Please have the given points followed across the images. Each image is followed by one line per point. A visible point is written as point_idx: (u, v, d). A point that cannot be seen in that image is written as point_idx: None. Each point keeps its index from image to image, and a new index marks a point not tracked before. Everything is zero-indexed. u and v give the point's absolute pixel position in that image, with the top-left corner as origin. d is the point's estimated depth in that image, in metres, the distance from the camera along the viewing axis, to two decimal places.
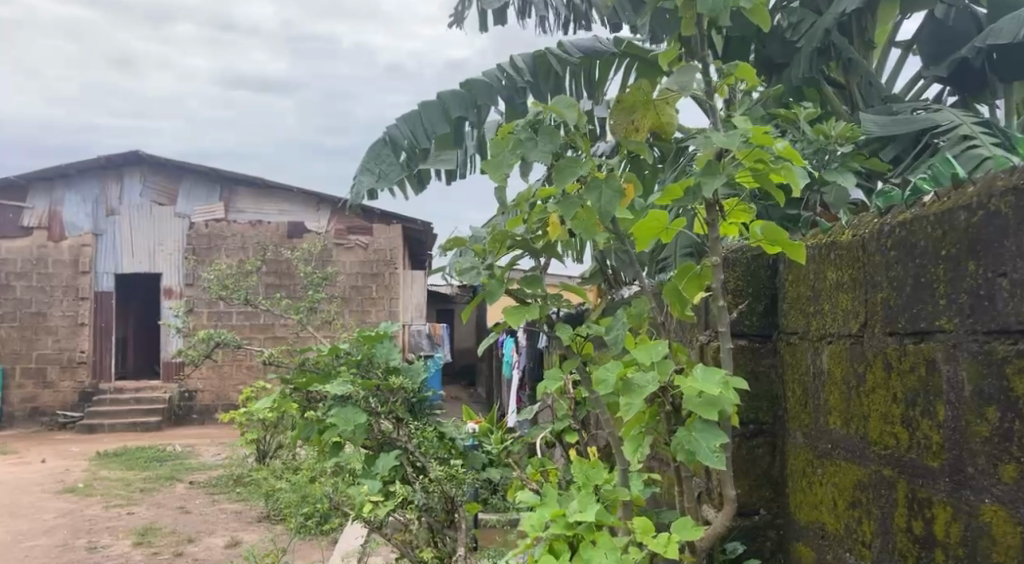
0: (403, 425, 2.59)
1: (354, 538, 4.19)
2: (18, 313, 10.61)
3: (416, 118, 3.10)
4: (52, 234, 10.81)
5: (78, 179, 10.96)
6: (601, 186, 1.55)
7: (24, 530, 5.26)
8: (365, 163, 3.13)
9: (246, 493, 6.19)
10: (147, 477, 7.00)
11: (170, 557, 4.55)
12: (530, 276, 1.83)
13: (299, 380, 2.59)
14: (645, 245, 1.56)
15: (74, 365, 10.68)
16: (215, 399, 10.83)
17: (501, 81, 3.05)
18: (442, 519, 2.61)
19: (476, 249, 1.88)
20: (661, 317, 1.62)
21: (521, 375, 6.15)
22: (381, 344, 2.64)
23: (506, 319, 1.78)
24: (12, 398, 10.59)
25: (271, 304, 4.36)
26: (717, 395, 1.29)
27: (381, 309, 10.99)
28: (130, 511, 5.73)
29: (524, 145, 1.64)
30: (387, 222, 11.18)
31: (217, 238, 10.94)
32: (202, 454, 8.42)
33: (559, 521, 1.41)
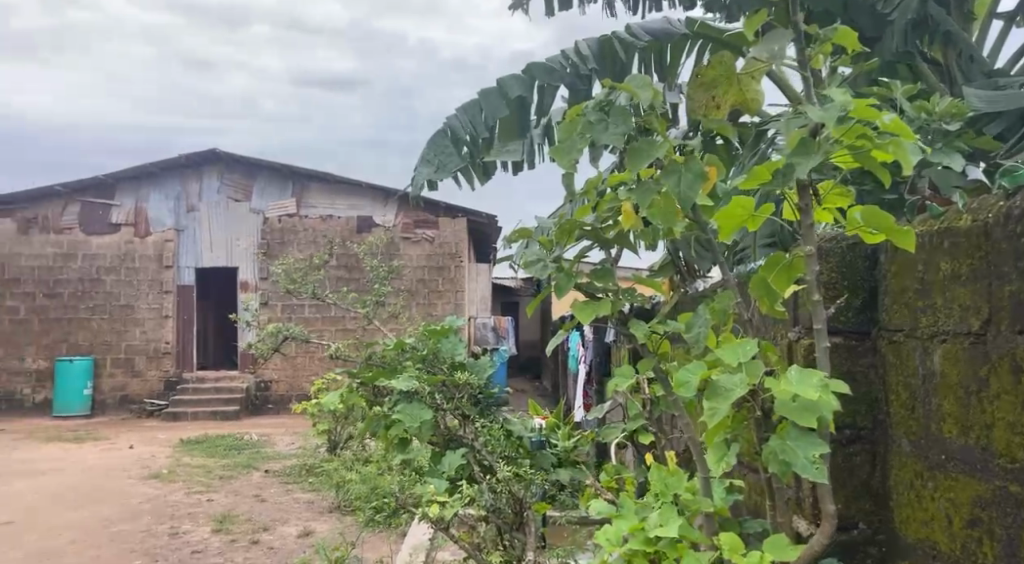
0: (469, 422, 2.53)
1: (422, 533, 4.14)
2: (107, 306, 11.04)
3: (477, 108, 2.97)
4: (138, 230, 11.21)
5: (161, 178, 11.34)
6: (681, 169, 1.43)
7: (111, 515, 5.43)
8: (424, 155, 3.01)
9: (319, 483, 6.25)
10: (226, 465, 7.17)
11: (246, 545, 4.62)
12: (601, 270, 1.72)
13: (365, 374, 2.54)
14: (728, 235, 1.40)
15: (159, 356, 11.08)
16: (289, 390, 11.07)
17: (565, 68, 2.91)
18: (510, 520, 2.49)
19: (542, 240, 1.78)
20: (746, 313, 1.49)
21: (587, 369, 6.04)
22: (446, 339, 2.58)
23: (576, 315, 1.67)
24: (103, 386, 11.05)
25: (337, 298, 4.33)
26: (816, 400, 1.15)
27: (447, 302, 11.02)
28: (210, 498, 5.86)
29: (595, 126, 1.53)
30: (452, 216, 11.19)
31: (289, 233, 11.17)
32: (276, 443, 8.59)
33: (638, 536, 1.32)
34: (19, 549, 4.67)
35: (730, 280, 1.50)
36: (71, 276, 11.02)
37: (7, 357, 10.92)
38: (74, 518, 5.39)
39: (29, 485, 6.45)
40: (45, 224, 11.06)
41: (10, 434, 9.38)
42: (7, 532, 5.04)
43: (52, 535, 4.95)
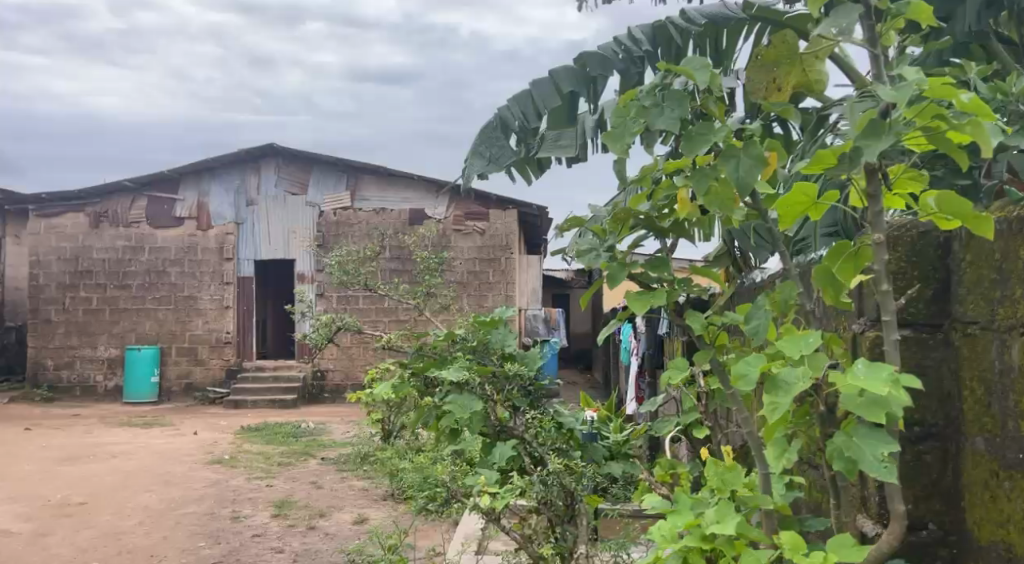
0: (521, 414, 2.52)
1: (474, 523, 4.15)
2: (172, 297, 11.39)
3: (528, 98, 2.98)
4: (200, 224, 11.51)
5: (222, 172, 11.62)
6: (740, 154, 1.38)
7: (177, 498, 5.60)
8: (476, 147, 3.02)
9: (373, 471, 6.33)
10: (285, 452, 7.33)
11: (303, 530, 4.71)
12: (656, 259, 1.67)
13: (417, 364, 2.55)
14: (790, 224, 1.34)
15: (221, 345, 11.37)
16: (345, 379, 11.27)
17: (618, 54, 2.86)
18: (562, 513, 2.45)
19: (596, 229, 1.75)
20: (809, 304, 1.44)
21: (640, 362, 5.96)
22: (497, 330, 2.56)
23: (630, 305, 1.64)
24: (169, 374, 11.41)
25: (389, 289, 4.36)
26: (885, 395, 1.09)
27: (498, 294, 11.03)
28: (269, 484, 6.00)
29: (650, 111, 1.49)
30: (503, 208, 11.17)
31: (344, 226, 11.34)
32: (332, 431, 8.75)
33: (694, 532, 1.27)
34: (92, 528, 4.86)
35: (792, 269, 1.44)
36: (139, 267, 11.40)
37: (80, 345, 11.40)
38: (142, 499, 5.58)
39: (101, 467, 6.72)
40: (114, 218, 11.48)
41: (83, 418, 9.79)
42: (81, 512, 5.26)
43: (122, 516, 5.14)
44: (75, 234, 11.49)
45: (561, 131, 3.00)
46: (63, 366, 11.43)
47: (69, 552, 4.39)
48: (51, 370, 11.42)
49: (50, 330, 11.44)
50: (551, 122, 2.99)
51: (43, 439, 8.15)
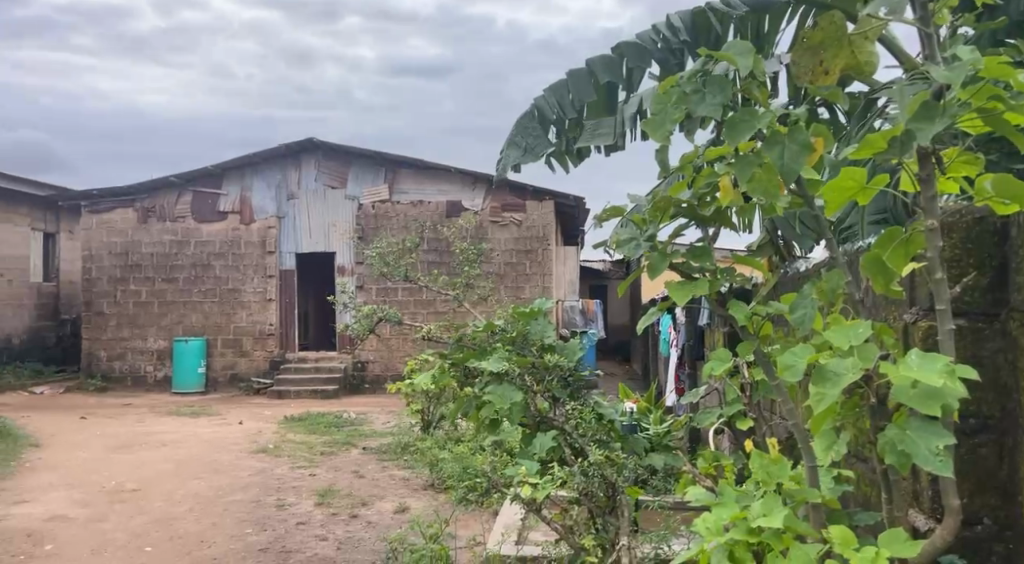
0: (561, 405, 2.51)
1: (514, 514, 4.16)
2: (217, 290, 11.63)
3: (564, 89, 2.96)
4: (243, 218, 11.72)
5: (263, 167, 11.78)
6: (785, 140, 1.35)
7: (224, 486, 5.72)
8: (512, 137, 3.03)
9: (414, 461, 6.40)
10: (327, 442, 7.44)
11: (346, 519, 4.78)
12: (697, 248, 1.65)
13: (457, 354, 2.55)
14: (837, 210, 1.31)
15: (264, 337, 11.58)
16: (385, 369, 11.39)
17: (656, 44, 2.86)
18: (603, 504, 2.47)
19: (635, 219, 1.73)
20: (859, 293, 1.40)
21: (679, 353, 5.92)
22: (536, 321, 2.53)
23: (671, 296, 1.61)
24: (215, 365, 11.65)
25: (428, 281, 4.37)
26: (939, 387, 1.05)
27: (535, 285, 11.01)
28: (313, 473, 6.10)
29: (691, 98, 1.46)
30: (540, 199, 11.14)
31: (383, 218, 11.45)
32: (373, 421, 8.86)
33: (740, 525, 1.26)
34: (145, 514, 4.99)
35: (839, 257, 1.40)
36: (185, 261, 11.66)
37: (131, 336, 11.72)
38: (191, 487, 5.72)
39: (152, 455, 6.90)
40: (161, 213, 11.75)
41: (134, 408, 10.07)
42: (135, 498, 5.40)
43: (173, 503, 5.27)
44: (125, 229, 11.79)
45: (600, 120, 3.01)
46: (115, 357, 11.76)
47: (124, 537, 4.52)
48: (103, 361, 11.76)
49: (102, 322, 11.77)
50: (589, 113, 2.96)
51: (97, 427, 8.41)
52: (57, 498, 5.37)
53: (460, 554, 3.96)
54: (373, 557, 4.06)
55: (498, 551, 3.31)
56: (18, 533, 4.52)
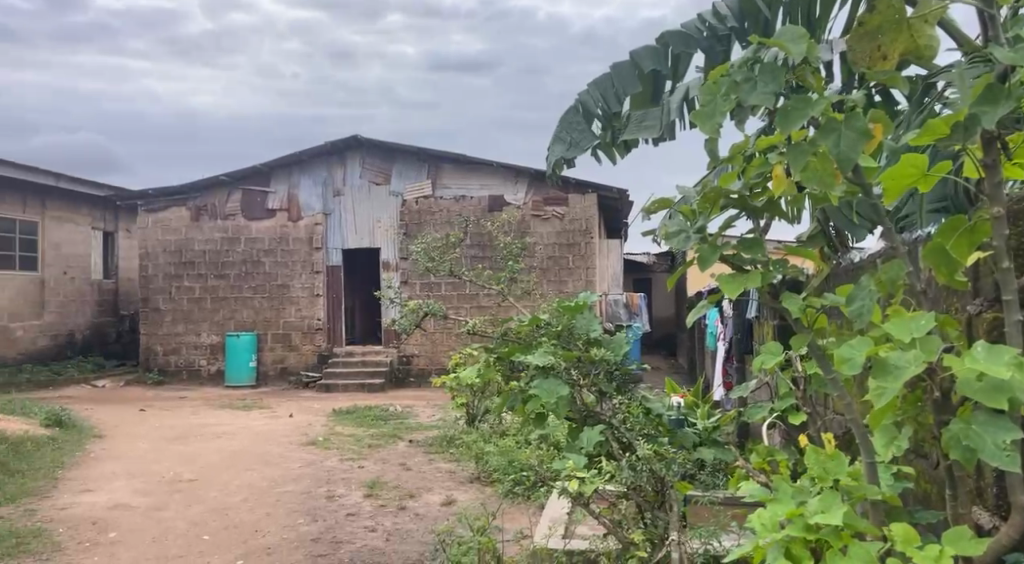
0: (607, 399, 2.49)
1: (560, 507, 4.17)
2: (267, 286, 11.87)
3: (609, 82, 2.99)
4: (291, 215, 11.93)
5: (310, 164, 11.96)
6: (841, 127, 1.31)
7: (276, 477, 5.85)
8: (558, 133, 3.08)
9: (459, 454, 6.44)
10: (374, 434, 7.54)
11: (394, 510, 4.85)
12: (749, 240, 1.61)
13: (502, 349, 2.54)
14: (895, 199, 1.27)
15: (312, 331, 11.79)
16: (430, 363, 11.51)
17: (702, 32, 2.84)
18: (651, 499, 2.46)
19: (684, 211, 1.72)
20: (920, 284, 1.35)
21: (727, 346, 5.83)
22: (582, 315, 2.51)
23: (722, 289, 1.59)
24: (266, 358, 11.90)
25: (473, 275, 4.37)
26: (1006, 380, 1.01)
27: (578, 279, 10.99)
28: (361, 465, 6.20)
29: (742, 86, 1.44)
30: (582, 192, 11.07)
31: (426, 214, 11.54)
32: (418, 414, 8.96)
33: (796, 522, 1.23)
34: (202, 504, 5.13)
35: (898, 247, 1.36)
36: (236, 257, 11.93)
37: (186, 332, 12.03)
38: (245, 478, 5.86)
39: (207, 446, 7.09)
40: (212, 211, 12.03)
41: (189, 401, 10.36)
42: (192, 488, 5.56)
43: (228, 493, 5.41)
44: (178, 228, 12.10)
45: (647, 112, 2.93)
46: (170, 351, 12.10)
47: (183, 525, 4.65)
48: (160, 355, 12.12)
49: (158, 318, 12.12)
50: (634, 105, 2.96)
51: (155, 419, 8.68)
52: (119, 487, 5.55)
53: (507, 547, 3.98)
54: (421, 549, 4.10)
55: (546, 544, 3.31)
56: (83, 521, 4.69)
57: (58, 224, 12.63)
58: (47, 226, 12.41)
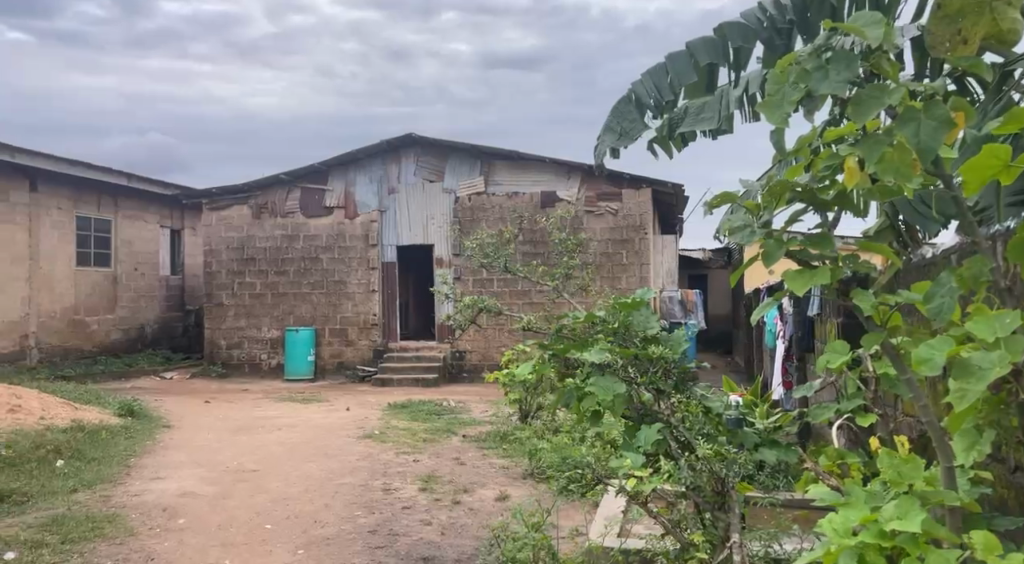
0: (665, 398, 2.45)
1: (616, 504, 4.14)
2: (324, 282, 12.10)
3: (662, 73, 2.98)
4: (348, 212, 12.12)
5: (366, 162, 12.13)
6: (920, 116, 1.27)
7: (334, 469, 5.96)
8: (609, 122, 3.08)
9: (513, 449, 6.45)
10: (429, 429, 7.61)
11: (449, 504, 4.88)
12: (816, 236, 1.57)
13: (557, 345, 2.51)
14: (978, 191, 1.21)
15: (368, 327, 11.97)
16: (483, 359, 11.57)
17: (762, 22, 2.78)
18: (712, 499, 2.40)
19: (748, 206, 1.69)
20: (1003, 281, 1.29)
21: (786, 344, 5.67)
22: (639, 311, 2.47)
23: (788, 285, 1.55)
24: (324, 352, 12.12)
25: (528, 272, 4.34)
26: None
27: (632, 275, 10.89)
28: (416, 459, 6.26)
29: (812, 75, 1.40)
30: (636, 187, 10.93)
31: (479, 211, 11.58)
32: (472, 409, 9.00)
33: (871, 528, 1.20)
34: (264, 494, 5.25)
35: (981, 244, 1.30)
36: (295, 254, 12.19)
37: (248, 326, 12.36)
38: (304, 469, 5.98)
39: (268, 438, 7.26)
40: (273, 209, 12.31)
41: (251, 393, 10.65)
42: (255, 478, 5.71)
43: (288, 484, 5.53)
44: (241, 225, 12.42)
45: (703, 104, 2.89)
46: (233, 345, 12.45)
47: (246, 514, 4.77)
48: (223, 349, 12.47)
49: (222, 313, 12.47)
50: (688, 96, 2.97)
51: (219, 411, 8.94)
52: (186, 476, 5.74)
53: (562, 544, 3.98)
54: (476, 543, 4.12)
55: (601, 542, 3.29)
56: (154, 507, 4.86)
57: (130, 222, 13.11)
58: (120, 224, 12.90)
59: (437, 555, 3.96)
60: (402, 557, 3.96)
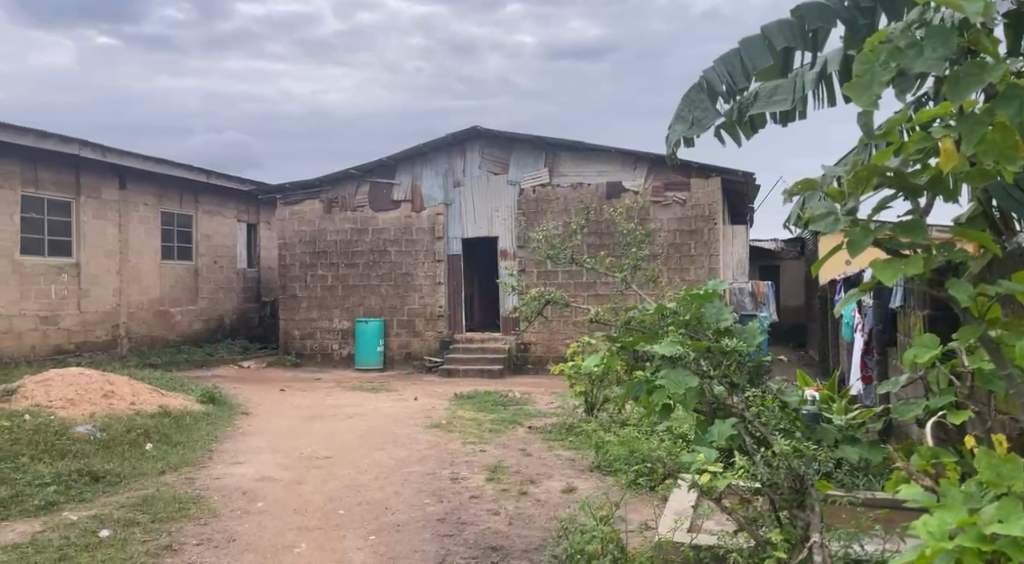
0: (739, 392, 2.38)
1: (685, 500, 4.08)
2: (392, 274, 12.30)
3: (736, 59, 2.97)
4: (414, 206, 12.29)
5: (432, 156, 12.25)
6: (1020, 96, 1.39)
7: (403, 457, 6.06)
8: (679, 111, 3.05)
9: (579, 442, 6.43)
10: (495, 420, 7.65)
11: (516, 495, 4.90)
12: (906, 223, 1.52)
13: (626, 338, 2.48)
14: None
15: (434, 318, 12.13)
16: (548, 351, 11.58)
17: (843, 2, 2.62)
18: (790, 497, 2.30)
19: (831, 192, 1.64)
20: None
21: (866, 338, 5.46)
22: (711, 304, 2.45)
23: (875, 274, 1.49)
24: (392, 343, 12.32)
25: (596, 263, 4.30)
26: None
27: (701, 266, 10.70)
28: (482, 449, 6.31)
29: (905, 53, 1.50)
30: (705, 176, 10.72)
31: (544, 203, 11.56)
32: (538, 401, 9.02)
33: (969, 531, 1.16)
34: (337, 480, 5.39)
35: None
36: (364, 247, 12.42)
37: (319, 317, 12.68)
38: (374, 457, 6.10)
39: (339, 426, 7.44)
40: (343, 203, 12.59)
41: (323, 382, 10.92)
42: (327, 465, 5.86)
43: (359, 471, 5.65)
44: (313, 219, 12.74)
45: (776, 88, 2.84)
46: (306, 336, 12.80)
47: (320, 499, 4.91)
48: (297, 339, 12.84)
49: (295, 304, 12.83)
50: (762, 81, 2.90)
51: (293, 399, 9.20)
52: (264, 461, 5.94)
53: (630, 538, 3.96)
54: (543, 535, 4.13)
55: (671, 538, 3.25)
56: (235, 490, 5.05)
57: (209, 217, 13.60)
58: (200, 218, 13.41)
59: (505, 545, 3.99)
60: (471, 546, 4.00)
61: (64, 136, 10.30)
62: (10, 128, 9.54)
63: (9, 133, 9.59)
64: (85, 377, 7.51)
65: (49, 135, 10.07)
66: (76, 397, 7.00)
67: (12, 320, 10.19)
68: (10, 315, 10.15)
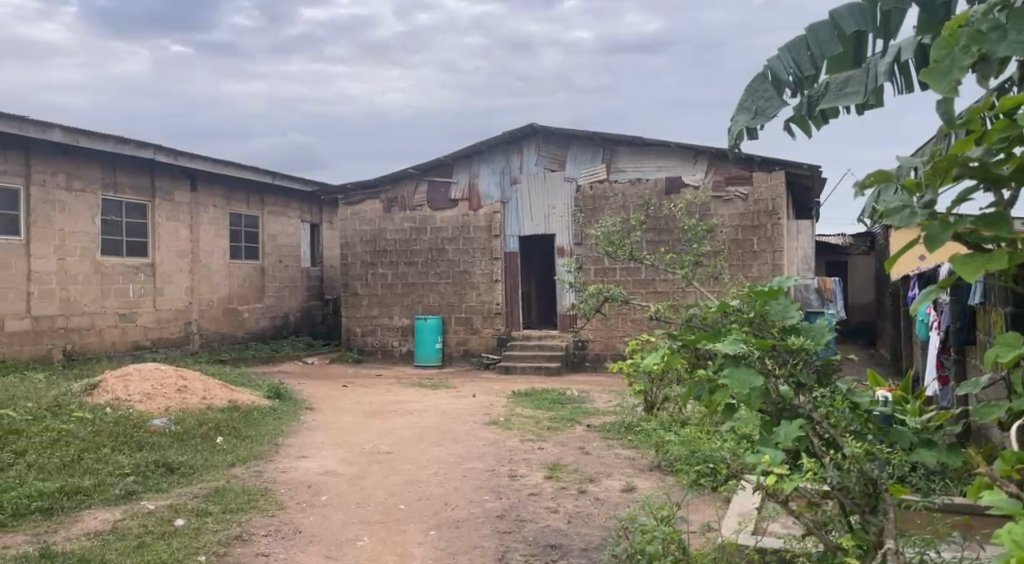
0: (807, 392, 2.30)
1: (748, 501, 4.01)
2: (451, 272, 12.42)
3: (803, 46, 2.92)
4: (472, 204, 12.36)
5: (489, 153, 12.29)
6: None
7: (462, 453, 6.10)
8: (743, 102, 3.04)
9: (638, 440, 6.37)
10: (554, 417, 7.64)
11: (575, 493, 4.89)
12: (991, 215, 1.47)
13: (687, 336, 2.42)
14: None
15: (492, 315, 12.18)
16: (605, 348, 11.53)
17: None
18: (862, 501, 2.24)
19: (906, 184, 1.60)
20: None
21: (942, 336, 5.25)
22: (777, 301, 2.36)
23: (954, 268, 1.44)
24: (451, 340, 12.43)
25: (655, 260, 4.24)
26: None
27: (764, 262, 10.47)
28: (540, 446, 6.31)
29: (987, 37, 1.49)
30: (768, 170, 10.47)
31: (601, 199, 11.49)
32: (595, 399, 8.98)
33: None
34: (398, 475, 5.48)
35: None
36: (423, 245, 12.57)
37: (380, 315, 12.91)
38: (435, 453, 6.17)
39: (400, 422, 7.54)
40: (401, 202, 12.76)
41: (384, 379, 11.10)
42: (388, 460, 5.95)
43: (419, 467, 5.72)
44: (373, 218, 12.95)
45: (847, 79, 2.82)
46: (367, 333, 13.05)
47: (381, 494, 5.00)
48: (358, 336, 13.10)
49: (357, 302, 13.09)
50: (830, 67, 2.85)
51: (353, 395, 9.38)
52: (327, 456, 6.06)
53: (691, 538, 3.92)
54: (603, 533, 4.12)
55: (736, 539, 3.20)
56: (301, 484, 5.17)
57: (274, 217, 14.01)
58: (266, 219, 13.81)
59: (565, 543, 3.98)
60: (530, 543, 4.01)
61: (140, 141, 10.72)
62: (90, 135, 9.95)
63: (90, 139, 10.02)
64: (160, 373, 7.80)
65: (126, 141, 10.50)
66: (151, 391, 7.28)
67: (94, 317, 10.65)
68: (92, 312, 10.62)
